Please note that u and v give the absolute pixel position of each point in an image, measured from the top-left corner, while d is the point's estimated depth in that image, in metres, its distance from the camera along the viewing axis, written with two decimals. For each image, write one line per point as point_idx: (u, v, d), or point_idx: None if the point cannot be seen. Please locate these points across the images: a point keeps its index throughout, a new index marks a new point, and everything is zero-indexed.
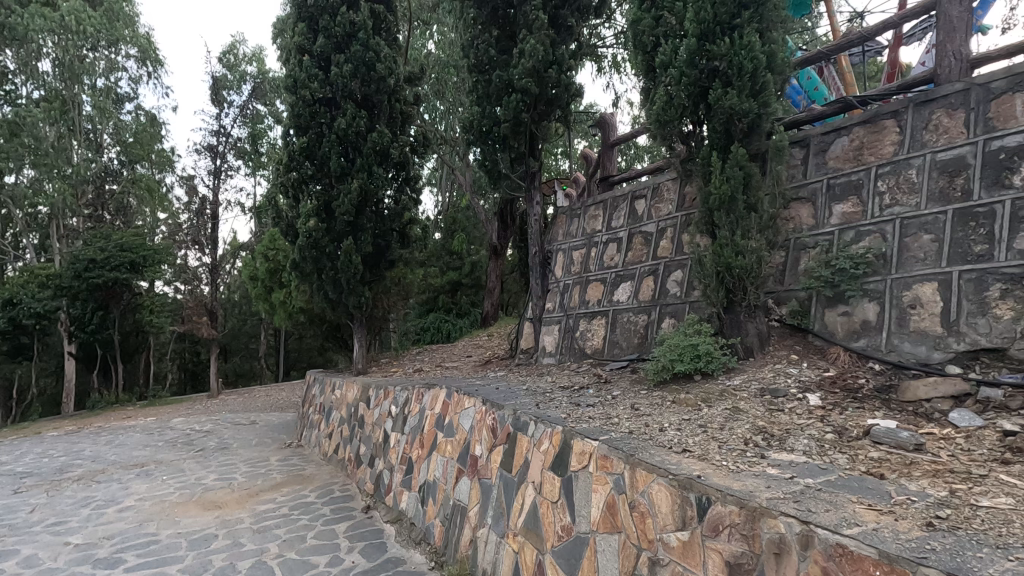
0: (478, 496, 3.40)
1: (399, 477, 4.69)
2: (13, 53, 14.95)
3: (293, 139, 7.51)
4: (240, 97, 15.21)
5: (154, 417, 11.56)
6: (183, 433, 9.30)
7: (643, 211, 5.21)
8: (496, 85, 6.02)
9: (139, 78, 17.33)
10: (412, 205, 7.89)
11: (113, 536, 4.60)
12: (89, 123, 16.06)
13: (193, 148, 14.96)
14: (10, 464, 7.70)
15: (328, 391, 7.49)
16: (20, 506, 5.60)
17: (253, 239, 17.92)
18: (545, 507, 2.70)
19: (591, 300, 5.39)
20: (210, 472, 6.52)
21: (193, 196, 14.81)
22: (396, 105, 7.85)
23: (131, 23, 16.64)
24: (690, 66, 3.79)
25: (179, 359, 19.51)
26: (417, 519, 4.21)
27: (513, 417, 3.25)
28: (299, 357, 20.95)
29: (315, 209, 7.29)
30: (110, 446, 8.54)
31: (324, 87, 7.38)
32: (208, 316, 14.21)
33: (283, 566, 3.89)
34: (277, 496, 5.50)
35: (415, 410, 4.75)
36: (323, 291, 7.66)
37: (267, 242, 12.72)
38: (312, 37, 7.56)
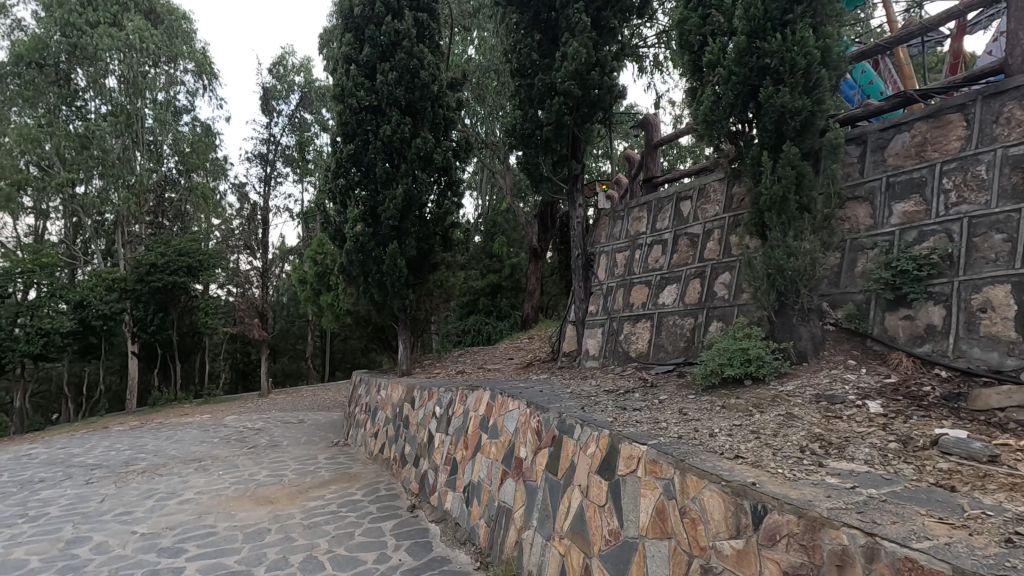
0: (523, 498, 3.41)
1: (444, 477, 4.75)
2: (85, 72, 16.08)
3: (341, 146, 7.75)
4: (289, 106, 15.82)
5: (209, 414, 12.08)
6: (237, 430, 9.69)
7: (689, 212, 5.12)
8: (539, 88, 6.02)
9: (196, 91, 18.21)
10: (454, 209, 8.00)
11: (176, 526, 4.85)
12: (150, 134, 16.87)
13: (246, 157, 15.63)
14: (81, 456, 8.19)
15: (374, 392, 7.66)
16: (91, 496, 5.97)
17: (301, 243, 18.55)
18: (591, 511, 2.70)
19: (636, 303, 5.32)
20: (261, 469, 6.77)
21: (245, 203, 15.45)
22: (439, 111, 7.99)
23: (188, 40, 17.61)
24: (739, 64, 3.71)
25: (231, 358, 20.33)
26: (462, 519, 4.25)
27: (558, 419, 3.25)
28: (344, 357, 21.54)
29: (362, 214, 7.50)
30: (170, 441, 8.98)
31: (369, 95, 7.59)
32: (259, 318, 14.74)
33: (332, 561, 3.99)
34: (326, 493, 5.66)
35: (459, 412, 4.81)
36: (368, 293, 7.86)
37: (315, 247, 13.14)
38: (359, 46, 7.79)
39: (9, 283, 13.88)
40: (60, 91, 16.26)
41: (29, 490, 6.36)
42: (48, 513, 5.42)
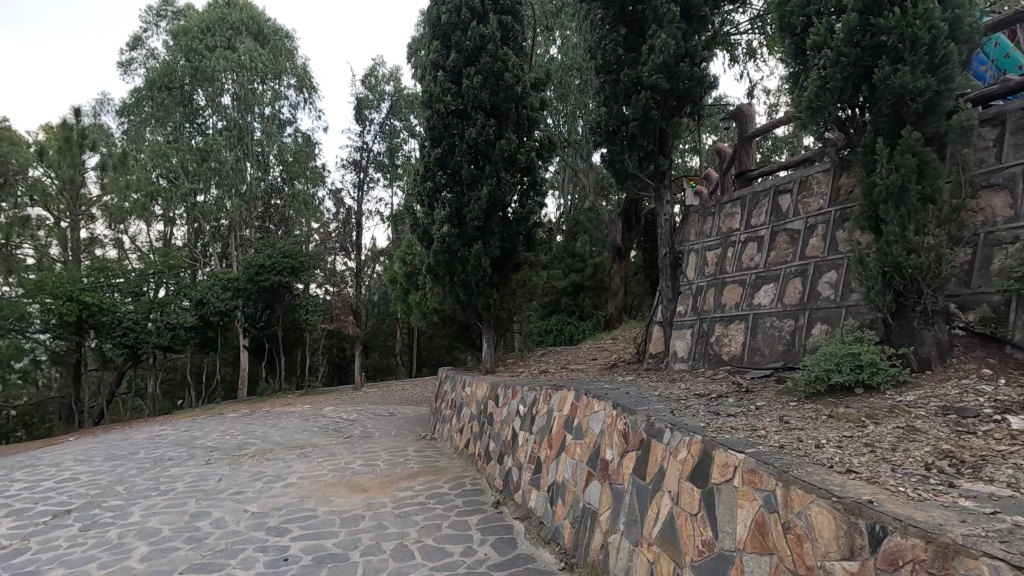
0: (610, 501, 3.35)
1: (528, 475, 4.77)
2: (205, 92, 17.81)
3: (429, 151, 8.04)
4: (380, 114, 16.65)
5: (309, 405, 12.97)
6: (333, 421, 10.32)
7: (788, 207, 4.79)
8: (624, 83, 5.89)
9: (298, 104, 19.60)
10: (537, 209, 8.03)
11: (281, 508, 5.23)
12: (258, 146, 18.18)
13: (342, 164, 16.64)
14: (202, 438, 9.10)
15: (459, 388, 7.85)
16: (210, 475, 6.59)
17: (390, 245, 19.47)
18: (683, 519, 2.59)
19: (728, 304, 5.07)
20: (355, 458, 7.15)
21: (341, 207, 16.46)
22: (523, 112, 8.04)
23: (291, 57, 19.08)
24: (849, 44, 3.40)
25: (328, 353, 21.70)
26: (547, 519, 4.24)
27: (646, 422, 3.16)
28: (430, 354, 22.35)
29: (448, 216, 7.71)
30: (276, 428, 9.75)
31: (456, 99, 7.80)
32: (353, 315, 15.56)
33: (421, 551, 4.15)
34: (415, 485, 5.87)
35: (543, 411, 4.80)
36: (454, 292, 8.10)
37: (405, 248, 13.70)
38: (446, 53, 8.02)
39: (144, 283, 15.72)
40: (184, 110, 18.28)
41: (159, 467, 7.14)
42: (175, 489, 6.06)
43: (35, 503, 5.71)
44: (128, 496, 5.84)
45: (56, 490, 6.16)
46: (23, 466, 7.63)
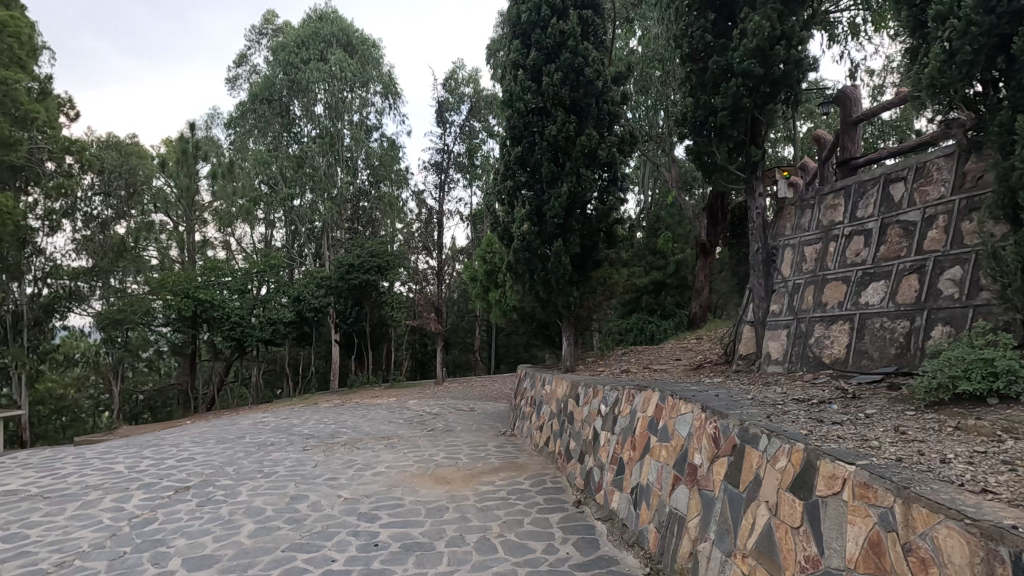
0: (698, 507, 3.22)
1: (610, 476, 4.68)
2: (301, 103, 19.05)
3: (509, 150, 8.11)
4: (460, 116, 17.02)
5: (395, 398, 13.55)
6: (418, 413, 10.71)
7: (902, 197, 4.36)
8: (713, 71, 5.63)
9: (383, 110, 20.49)
10: (618, 204, 7.86)
11: (371, 495, 5.49)
12: (348, 152, 19.06)
13: (423, 166, 17.18)
14: (300, 426, 9.77)
15: (539, 386, 7.85)
16: (307, 461, 7.05)
17: (470, 244, 19.91)
18: (782, 531, 2.43)
19: (830, 302, 4.70)
20: (438, 451, 7.36)
21: (423, 207, 17.02)
22: (604, 106, 7.89)
23: (377, 65, 19.98)
24: (982, 12, 3.03)
25: (412, 348, 22.55)
26: (630, 521, 4.15)
27: (740, 427, 3.00)
28: (508, 351, 22.64)
29: (528, 214, 7.76)
30: (365, 419, 10.27)
31: (536, 97, 7.81)
32: (435, 312, 15.95)
33: (504, 545, 4.19)
34: (496, 480, 5.96)
35: (626, 411, 4.69)
36: (534, 290, 8.15)
37: (485, 247, 13.90)
38: (526, 52, 8.04)
39: (249, 281, 17.13)
40: (282, 120, 19.68)
41: (262, 451, 7.73)
42: (277, 472, 6.53)
43: (160, 478, 6.37)
44: (237, 476, 6.38)
45: (177, 468, 6.85)
46: (150, 444, 8.55)
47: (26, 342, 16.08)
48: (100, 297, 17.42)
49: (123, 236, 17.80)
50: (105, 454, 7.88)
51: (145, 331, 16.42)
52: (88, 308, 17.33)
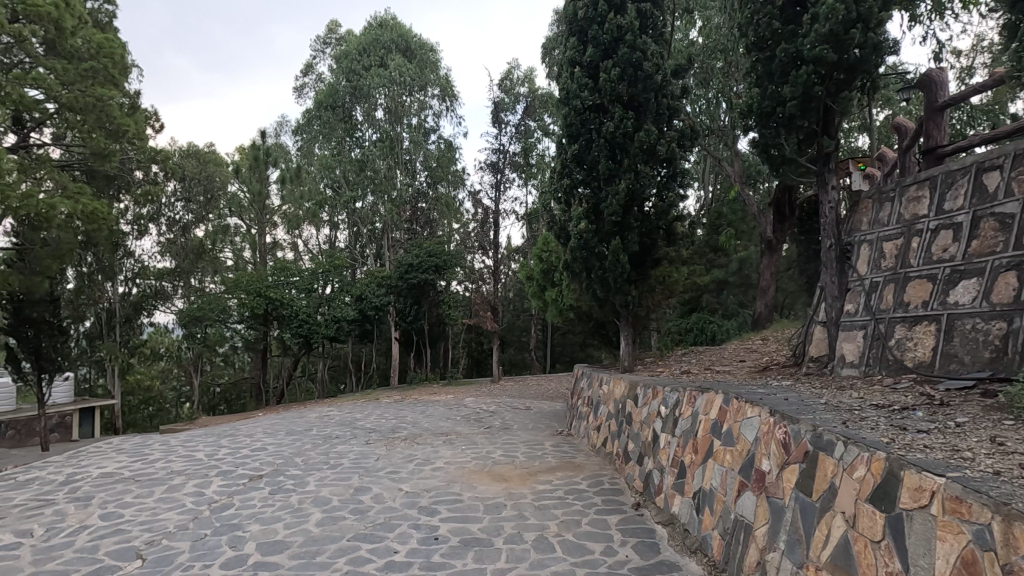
0: (766, 515, 3.08)
1: (671, 479, 4.57)
2: (363, 108, 19.72)
3: (566, 148, 8.05)
4: (515, 116, 17.05)
5: (452, 395, 13.78)
6: (475, 411, 10.86)
7: (997, 187, 4.01)
8: (781, 60, 5.37)
9: (441, 112, 20.85)
10: (677, 201, 7.65)
11: (431, 490, 5.62)
12: (407, 154, 19.22)
13: (480, 166, 17.37)
14: (362, 420, 10.12)
15: (596, 386, 7.76)
16: (370, 454, 7.29)
17: (526, 243, 19.98)
18: (861, 545, 2.29)
19: (913, 302, 4.38)
20: (496, 448, 7.43)
21: (480, 207, 17.20)
22: (663, 101, 7.71)
23: (435, 69, 20.39)
24: None
25: (468, 346, 22.85)
26: (692, 526, 4.03)
27: (812, 433, 2.85)
28: (564, 351, 22.55)
29: (585, 212, 7.69)
30: (424, 415, 10.50)
31: (593, 94, 7.72)
32: (491, 311, 16.08)
33: (562, 545, 4.18)
34: (553, 479, 5.94)
35: (687, 413, 4.57)
36: (592, 289, 8.07)
37: (541, 246, 13.85)
38: (583, 48, 7.95)
39: (316, 280, 17.91)
40: (345, 126, 20.45)
41: (328, 443, 8.05)
42: (341, 464, 6.79)
43: (236, 466, 6.76)
44: (305, 467, 6.69)
45: (250, 457, 7.24)
46: (226, 434, 9.09)
47: (119, 337, 17.50)
48: (181, 296, 18.70)
49: (202, 238, 19.01)
50: (187, 443, 8.43)
51: (222, 328, 17.51)
52: (171, 306, 18.63)
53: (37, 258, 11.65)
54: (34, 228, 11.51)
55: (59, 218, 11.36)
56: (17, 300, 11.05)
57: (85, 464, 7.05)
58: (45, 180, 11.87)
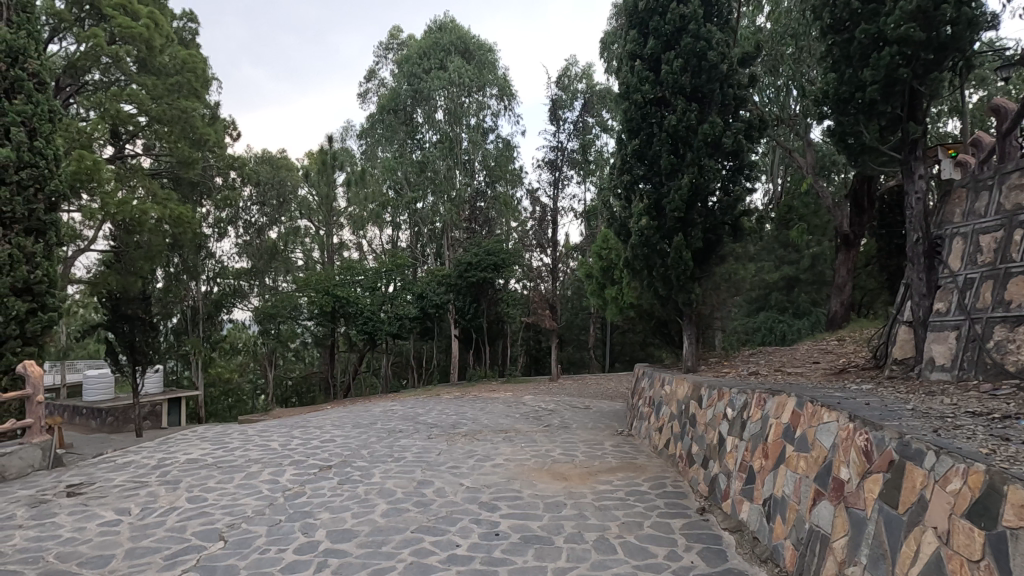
0: (845, 527, 2.90)
1: (739, 484, 4.39)
2: (424, 111, 20.23)
3: (626, 143, 7.91)
4: (574, 113, 16.91)
5: (511, 392, 13.86)
6: (534, 408, 10.88)
7: None
8: (861, 42, 5.04)
9: (499, 111, 20.99)
10: (744, 195, 7.35)
11: (492, 486, 5.68)
12: (466, 154, 19.91)
13: (538, 164, 17.34)
14: (424, 415, 10.36)
15: (658, 385, 7.58)
16: (432, 448, 7.46)
17: (584, 241, 19.81)
18: (956, 564, 2.11)
19: (1015, 301, 4.00)
20: (555, 447, 7.41)
21: (538, 205, 17.21)
22: (729, 91, 7.40)
23: (493, 70, 20.64)
24: None
25: (526, 344, 22.92)
26: (762, 535, 3.85)
27: (898, 441, 2.65)
28: (623, 349, 22.21)
29: (646, 208, 7.53)
30: (483, 412, 10.61)
31: (655, 87, 7.53)
32: (550, 309, 16.04)
33: (623, 547, 4.11)
34: (614, 479, 5.87)
35: (756, 416, 4.38)
36: (653, 287, 7.88)
37: (600, 243, 13.68)
38: (643, 40, 7.77)
39: (380, 279, 18.50)
40: (407, 129, 21.03)
41: (392, 437, 8.28)
42: (405, 457, 6.98)
43: (307, 457, 7.09)
44: (371, 459, 6.92)
45: (320, 448, 7.57)
46: (298, 426, 9.55)
47: (202, 332, 18.82)
48: (257, 294, 19.90)
49: (275, 240, 20.12)
50: (263, 433, 8.93)
51: (294, 325, 18.44)
52: (247, 304, 19.86)
53: (130, 259, 12.93)
54: (129, 231, 12.62)
55: (150, 222, 12.41)
56: (116, 297, 12.09)
57: (173, 450, 7.61)
58: (138, 187, 12.89)
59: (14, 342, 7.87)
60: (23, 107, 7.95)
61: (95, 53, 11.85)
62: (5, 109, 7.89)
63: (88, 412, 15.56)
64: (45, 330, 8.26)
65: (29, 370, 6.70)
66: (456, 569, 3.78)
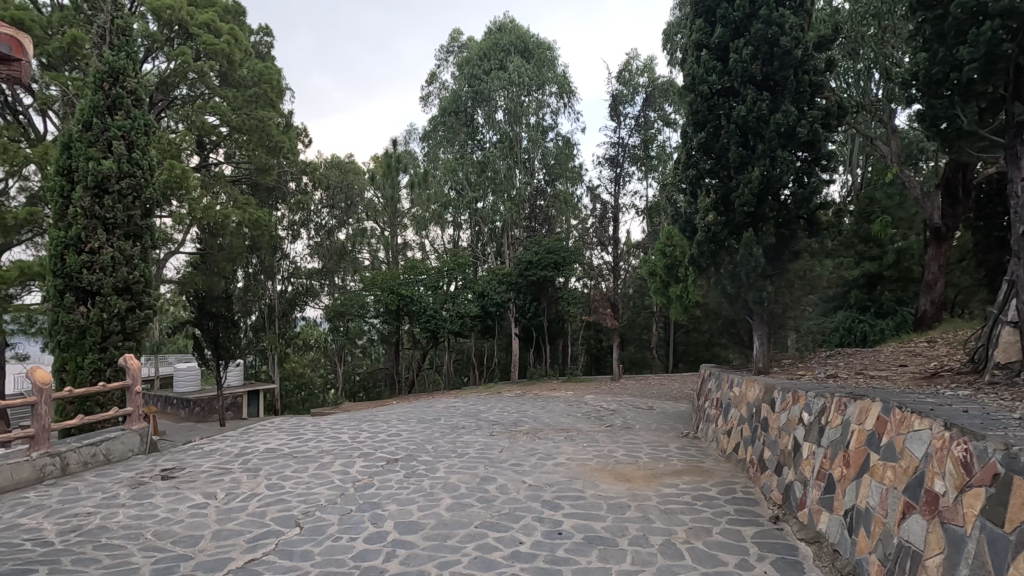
0: (942, 544, 2.67)
1: (817, 493, 4.16)
2: (484, 111, 20.47)
3: (692, 137, 7.69)
4: (635, 108, 16.57)
5: (572, 391, 13.77)
6: (595, 408, 10.75)
7: None
8: (957, 17, 4.62)
9: (558, 109, 20.91)
10: (821, 187, 6.95)
11: (554, 484, 5.67)
12: (525, 153, 19.95)
13: (599, 160, 17.08)
14: (486, 412, 10.48)
15: (726, 387, 7.30)
16: (494, 445, 7.54)
17: (647, 238, 19.40)
18: None
19: None
20: (618, 447, 7.30)
21: (599, 202, 16.99)
22: (804, 77, 6.99)
23: (552, 68, 20.62)
24: None
25: (587, 343, 22.69)
26: (844, 548, 3.62)
27: (1003, 452, 2.42)
28: (687, 349, 21.55)
29: (713, 203, 7.29)
30: (544, 410, 10.60)
31: (723, 77, 7.24)
32: (611, 308, 15.76)
33: (691, 553, 3.99)
34: (680, 483, 5.71)
35: (836, 422, 4.13)
36: (721, 285, 7.60)
37: (664, 239, 13.32)
38: (710, 29, 7.49)
39: (442, 279, 18.89)
40: (467, 130, 21.37)
41: (455, 433, 8.44)
42: (468, 453, 7.09)
43: (374, 450, 7.35)
44: (436, 454, 7.09)
45: (387, 442, 7.83)
46: (366, 420, 9.91)
47: (278, 328, 19.93)
48: (327, 293, 20.83)
49: (344, 241, 21.00)
50: (334, 425, 9.34)
51: (361, 322, 19.15)
52: (319, 302, 20.83)
53: (215, 261, 13.89)
54: (214, 235, 13.49)
55: (232, 226, 13.20)
56: (202, 295, 13.05)
57: (253, 439, 8.10)
58: (220, 193, 13.74)
59: (116, 336, 8.62)
60: (123, 122, 8.77)
61: (182, 70, 12.82)
62: (108, 124, 8.70)
63: (179, 402, 16.83)
64: (143, 326, 8.97)
65: (129, 362, 7.33)
66: (520, 565, 3.81)
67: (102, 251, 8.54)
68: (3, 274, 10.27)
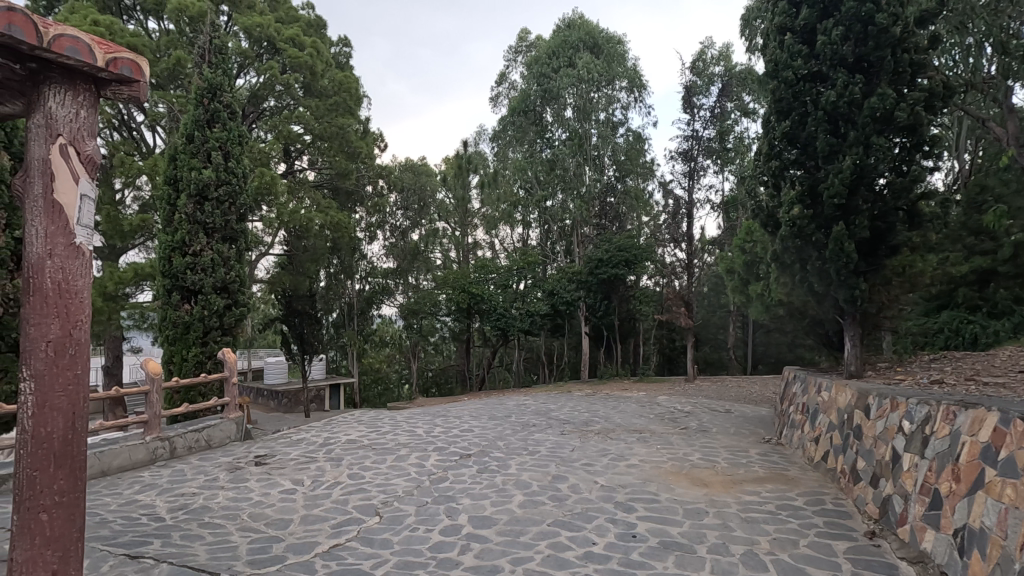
0: None
1: (920, 509, 3.82)
2: (553, 109, 20.41)
3: (774, 126, 7.26)
4: (710, 99, 15.94)
5: (644, 392, 13.45)
6: (669, 409, 10.44)
7: None
8: None
9: (629, 104, 20.49)
10: (923, 175, 6.37)
11: (627, 486, 5.56)
12: (595, 150, 19.68)
13: (672, 155, 16.55)
14: (556, 411, 10.45)
15: (813, 391, 6.86)
16: (566, 444, 7.51)
17: (722, 234, 18.60)
18: None
19: None
20: (694, 451, 7.05)
21: (672, 198, 16.48)
22: (904, 57, 6.43)
23: (622, 61, 20.21)
24: None
25: (659, 343, 22.07)
26: (953, 570, 3.30)
27: None
28: (767, 351, 20.48)
29: (799, 196, 6.86)
30: (615, 410, 10.43)
31: (810, 62, 6.79)
32: (685, 307, 15.22)
33: (777, 565, 3.78)
34: (762, 491, 5.43)
35: (943, 433, 3.76)
36: (807, 282, 7.15)
37: (743, 235, 12.71)
38: (795, 11, 7.04)
39: (511, 278, 19.07)
40: (536, 128, 21.41)
41: (525, 431, 8.48)
42: (539, 451, 7.10)
43: (448, 444, 7.53)
44: (508, 451, 7.16)
45: (460, 437, 8.01)
46: (439, 415, 10.17)
47: (356, 325, 20.82)
48: (401, 291, 21.54)
49: (417, 241, 21.65)
50: (409, 419, 9.65)
51: (433, 320, 19.65)
52: (393, 300, 21.59)
53: (299, 262, 14.78)
54: (299, 237, 14.33)
55: (315, 228, 13.97)
56: (288, 295, 13.87)
57: (336, 431, 8.53)
58: (305, 198, 14.60)
59: (215, 332, 9.35)
60: (220, 133, 9.49)
61: (270, 83, 13.71)
62: (208, 137, 9.44)
63: (269, 393, 18.06)
64: (238, 322, 9.69)
65: (227, 355, 7.91)
66: (594, 566, 3.77)
67: (203, 252, 9.31)
68: (121, 275, 11.40)
